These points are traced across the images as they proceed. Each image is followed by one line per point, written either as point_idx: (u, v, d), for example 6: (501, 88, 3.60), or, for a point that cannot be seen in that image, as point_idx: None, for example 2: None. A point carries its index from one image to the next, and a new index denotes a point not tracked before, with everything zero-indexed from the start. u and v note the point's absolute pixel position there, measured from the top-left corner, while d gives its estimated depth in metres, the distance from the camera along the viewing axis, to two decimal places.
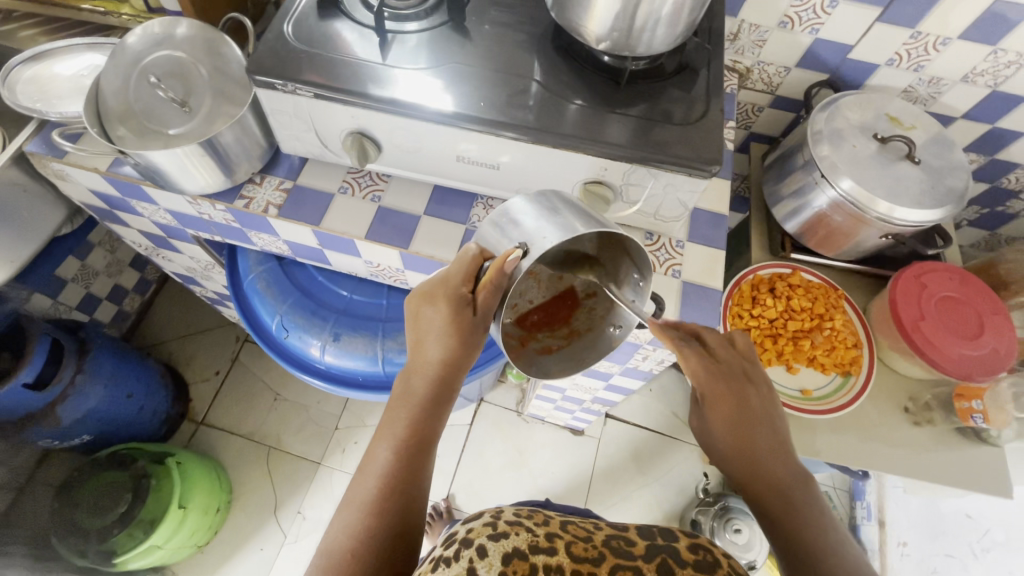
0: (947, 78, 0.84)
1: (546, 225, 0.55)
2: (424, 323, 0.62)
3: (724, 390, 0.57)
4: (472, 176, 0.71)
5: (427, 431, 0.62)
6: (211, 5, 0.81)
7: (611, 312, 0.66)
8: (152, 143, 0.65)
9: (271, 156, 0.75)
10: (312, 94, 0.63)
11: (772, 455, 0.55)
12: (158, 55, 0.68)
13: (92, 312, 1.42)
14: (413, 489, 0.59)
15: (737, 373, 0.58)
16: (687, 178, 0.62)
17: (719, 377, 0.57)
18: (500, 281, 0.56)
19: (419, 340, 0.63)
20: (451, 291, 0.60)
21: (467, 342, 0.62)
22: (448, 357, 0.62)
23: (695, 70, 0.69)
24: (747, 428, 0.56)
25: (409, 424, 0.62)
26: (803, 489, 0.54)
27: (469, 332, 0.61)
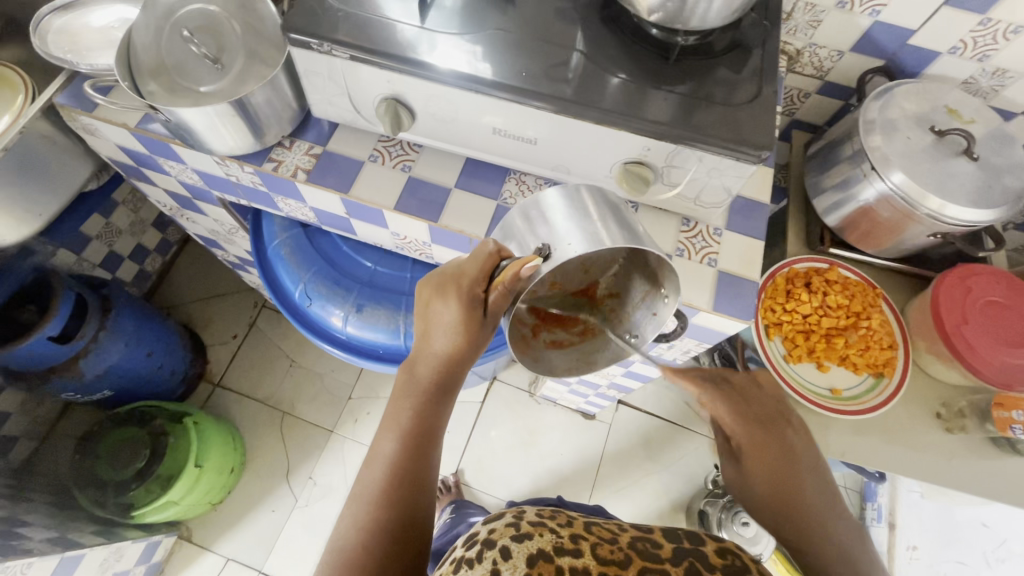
0: (1013, 69, 0.79)
1: (572, 230, 0.55)
2: (429, 318, 0.61)
3: (762, 438, 0.54)
4: (507, 150, 0.68)
5: (430, 424, 0.62)
6: None
7: (629, 318, 0.65)
8: (183, 100, 0.64)
9: (301, 119, 0.73)
10: (348, 56, 0.60)
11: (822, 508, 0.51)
12: (192, 8, 0.66)
13: (114, 270, 1.43)
14: (419, 479, 0.59)
15: (768, 417, 0.56)
16: (735, 162, 0.60)
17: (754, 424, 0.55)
18: (516, 285, 0.55)
19: (427, 332, 0.62)
20: (459, 285, 0.59)
21: (473, 337, 0.61)
22: (454, 349, 0.61)
23: (748, 49, 0.65)
24: (791, 474, 0.53)
25: (413, 415, 0.61)
26: (832, 514, 0.51)
27: (477, 329, 0.60)
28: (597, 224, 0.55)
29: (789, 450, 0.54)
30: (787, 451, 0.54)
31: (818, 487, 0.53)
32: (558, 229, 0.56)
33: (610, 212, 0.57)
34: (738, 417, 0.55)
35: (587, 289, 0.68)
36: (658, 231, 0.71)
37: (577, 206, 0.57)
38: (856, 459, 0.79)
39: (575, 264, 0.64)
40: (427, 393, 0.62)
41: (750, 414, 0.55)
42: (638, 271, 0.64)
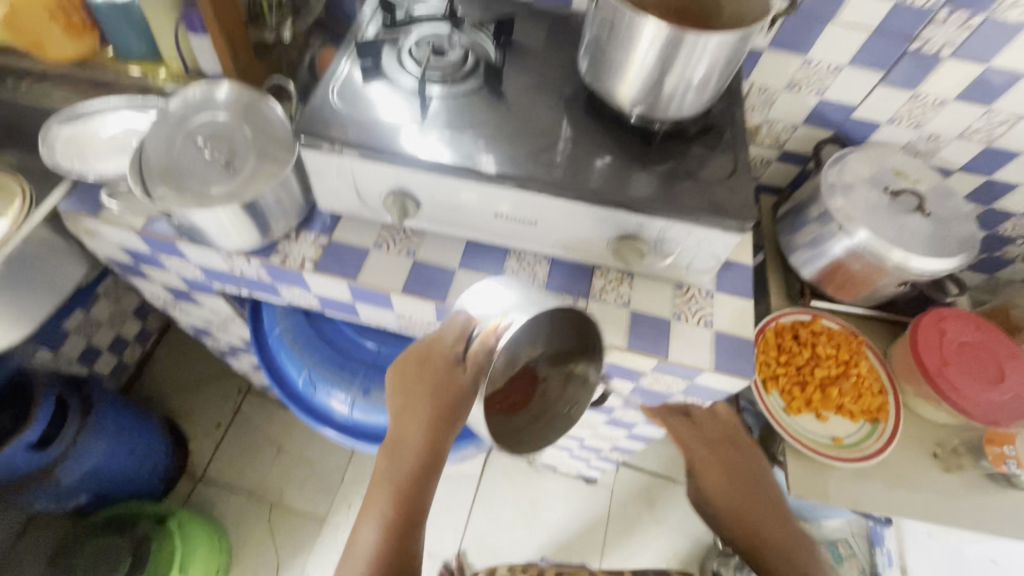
0: (945, 134, 0.90)
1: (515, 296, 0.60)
2: (414, 395, 0.63)
3: (714, 454, 0.78)
4: (508, 232, 0.72)
5: (414, 505, 0.62)
6: (252, 71, 0.79)
7: (564, 394, 0.67)
8: (190, 198, 0.65)
9: (306, 211, 0.76)
10: (358, 155, 0.64)
11: (773, 528, 0.70)
12: (205, 118, 0.70)
13: (91, 365, 1.38)
14: (403, 559, 0.60)
15: (722, 439, 0.80)
16: (721, 233, 0.64)
17: (713, 448, 0.79)
18: (486, 350, 0.58)
19: (408, 412, 0.63)
20: (434, 361, 0.62)
21: (452, 409, 0.62)
22: (437, 425, 0.62)
23: (718, 130, 0.73)
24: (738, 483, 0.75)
25: (397, 498, 0.62)
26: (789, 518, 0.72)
27: (457, 400, 0.61)
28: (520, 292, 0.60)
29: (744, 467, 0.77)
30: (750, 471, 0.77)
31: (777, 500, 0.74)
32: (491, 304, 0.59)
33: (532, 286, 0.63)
34: (698, 442, 0.79)
35: (514, 380, 0.68)
36: (655, 298, 0.75)
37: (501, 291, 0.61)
38: (864, 506, 0.80)
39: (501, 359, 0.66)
40: (410, 473, 0.62)
41: (708, 439, 0.79)
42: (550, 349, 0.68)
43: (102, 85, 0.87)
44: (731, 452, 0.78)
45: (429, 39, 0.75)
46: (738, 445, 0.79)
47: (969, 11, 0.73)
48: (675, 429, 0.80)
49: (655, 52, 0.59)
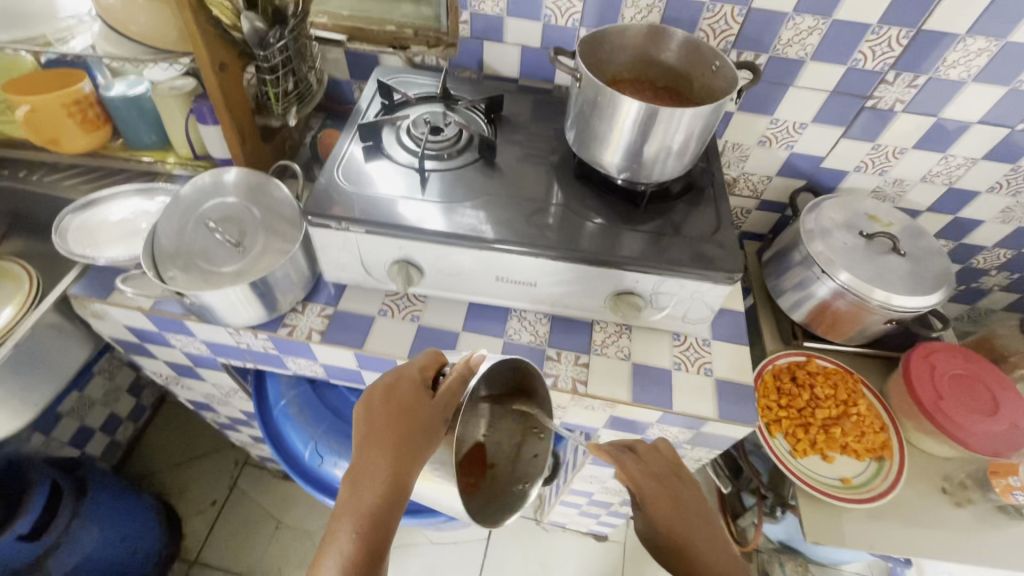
0: (909, 179, 0.96)
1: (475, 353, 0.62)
2: (377, 427, 0.54)
3: (658, 485, 0.58)
4: (509, 294, 0.75)
5: (377, 547, 0.49)
6: (259, 156, 0.84)
7: (515, 475, 0.63)
8: (204, 281, 0.68)
9: (313, 284, 0.78)
10: (364, 231, 0.68)
11: (710, 549, 0.53)
12: (216, 201, 0.74)
13: (83, 446, 1.34)
14: None
15: (667, 471, 0.61)
16: (713, 285, 0.68)
17: (655, 479, 0.59)
18: (463, 376, 0.57)
19: (373, 436, 0.54)
20: (405, 388, 0.57)
21: (425, 429, 0.54)
22: (406, 459, 0.52)
23: (700, 188, 0.78)
24: (683, 523, 0.55)
25: (355, 536, 0.49)
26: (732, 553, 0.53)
27: (430, 417, 0.55)
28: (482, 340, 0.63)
29: (690, 499, 0.58)
30: (673, 498, 0.57)
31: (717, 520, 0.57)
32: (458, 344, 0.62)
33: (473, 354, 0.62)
34: (648, 476, 0.59)
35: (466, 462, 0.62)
36: (655, 349, 0.77)
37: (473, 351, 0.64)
38: (882, 548, 0.80)
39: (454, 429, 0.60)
40: (374, 507, 0.50)
41: (651, 467, 0.60)
42: (498, 427, 0.65)
43: (111, 172, 0.91)
44: (677, 484, 0.59)
45: (427, 117, 0.80)
46: (683, 476, 0.61)
47: (913, 72, 0.80)
48: (621, 464, 0.60)
49: (635, 124, 0.64)
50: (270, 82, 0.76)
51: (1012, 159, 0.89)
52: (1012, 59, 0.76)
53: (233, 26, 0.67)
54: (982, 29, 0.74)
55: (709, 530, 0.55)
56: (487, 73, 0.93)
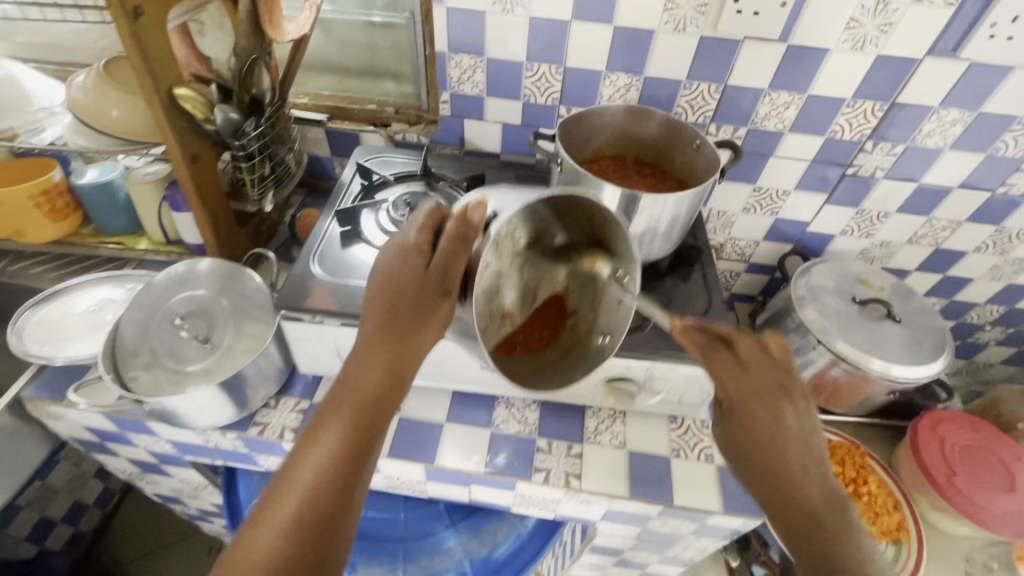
0: (895, 241, 0.95)
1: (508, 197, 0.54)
2: (376, 298, 0.51)
3: (760, 400, 0.49)
4: (495, 383, 0.71)
5: (367, 435, 0.48)
6: (235, 244, 0.81)
7: (598, 322, 0.59)
8: (165, 385, 0.64)
9: (286, 377, 0.74)
10: (339, 323, 0.64)
11: (804, 486, 0.47)
12: (182, 293, 0.70)
13: (42, 542, 1.24)
14: (334, 511, 0.44)
15: (776, 385, 0.50)
16: (708, 370, 0.65)
17: (758, 387, 0.50)
18: (462, 231, 0.51)
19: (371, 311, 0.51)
20: (413, 238, 0.53)
21: (417, 301, 0.50)
22: (401, 340, 0.50)
23: (689, 263, 0.75)
24: (776, 452, 0.48)
25: (346, 424, 0.48)
26: (840, 522, 0.46)
27: (422, 283, 0.51)
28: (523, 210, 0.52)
29: (795, 430, 0.49)
30: (774, 425, 0.49)
31: (824, 463, 0.49)
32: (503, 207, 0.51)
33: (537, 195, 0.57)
34: (740, 383, 0.50)
35: (537, 313, 0.58)
36: (650, 434, 0.73)
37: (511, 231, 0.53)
38: None
39: (519, 281, 0.55)
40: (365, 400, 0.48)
41: (749, 374, 0.51)
42: (579, 285, 0.60)
43: (80, 259, 0.88)
44: (781, 401, 0.50)
45: (407, 199, 0.78)
46: (797, 398, 0.50)
47: (889, 142, 0.81)
48: (712, 362, 0.52)
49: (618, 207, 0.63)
50: (246, 168, 0.75)
51: (995, 220, 0.89)
52: (986, 128, 0.77)
53: (206, 120, 0.66)
54: (954, 101, 0.75)
55: (805, 467, 0.48)
56: (468, 149, 0.93)
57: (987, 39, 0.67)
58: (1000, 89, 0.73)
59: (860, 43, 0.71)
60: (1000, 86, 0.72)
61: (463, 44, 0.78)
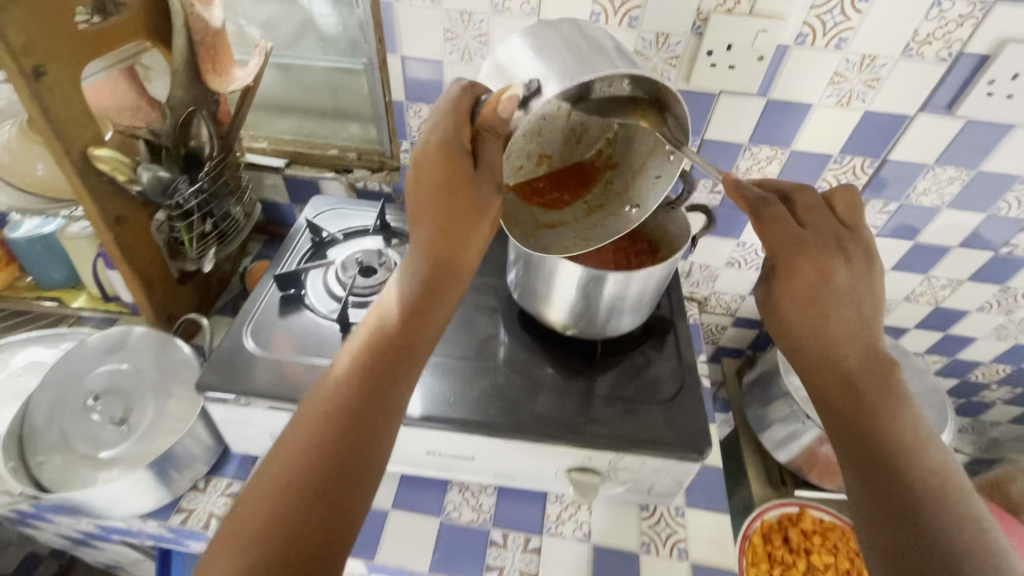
0: (891, 298, 0.89)
1: (547, 56, 0.48)
2: (417, 210, 0.50)
3: (812, 260, 0.47)
4: (444, 467, 0.65)
5: (414, 336, 0.47)
6: (176, 307, 0.75)
7: (626, 190, 0.61)
8: (72, 475, 0.58)
9: (219, 455, 0.67)
10: (267, 406, 0.58)
11: (858, 352, 0.45)
12: (102, 367, 0.65)
13: None
14: (380, 405, 0.43)
15: (831, 241, 0.48)
16: (678, 462, 0.58)
17: (808, 248, 0.47)
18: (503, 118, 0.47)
19: (423, 206, 0.49)
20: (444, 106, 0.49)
21: (466, 199, 0.48)
22: (439, 249, 0.49)
23: (660, 336, 0.71)
24: (826, 307, 0.46)
25: (396, 316, 0.47)
26: (889, 387, 0.44)
27: (470, 185, 0.48)
28: (570, 59, 0.47)
29: (841, 285, 0.46)
30: (820, 284, 0.47)
31: (873, 324, 0.47)
32: (544, 64, 0.47)
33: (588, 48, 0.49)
34: (789, 243, 0.48)
35: (571, 170, 0.64)
36: (617, 524, 0.66)
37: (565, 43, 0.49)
38: None
39: (562, 125, 0.60)
40: (417, 291, 0.48)
41: (805, 234, 0.48)
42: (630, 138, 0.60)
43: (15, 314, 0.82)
44: (839, 265, 0.47)
45: (360, 257, 0.73)
46: (851, 256, 0.48)
47: (881, 199, 0.75)
48: (768, 216, 0.50)
49: (578, 286, 0.58)
50: (183, 226, 0.69)
51: (999, 281, 0.82)
52: (987, 187, 0.71)
53: (130, 181, 0.61)
54: (951, 159, 0.69)
55: (865, 336, 0.46)
56: None
57: (984, 97, 0.62)
58: (999, 148, 0.67)
59: (846, 98, 0.65)
60: (1000, 144, 0.66)
61: (422, 94, 0.74)
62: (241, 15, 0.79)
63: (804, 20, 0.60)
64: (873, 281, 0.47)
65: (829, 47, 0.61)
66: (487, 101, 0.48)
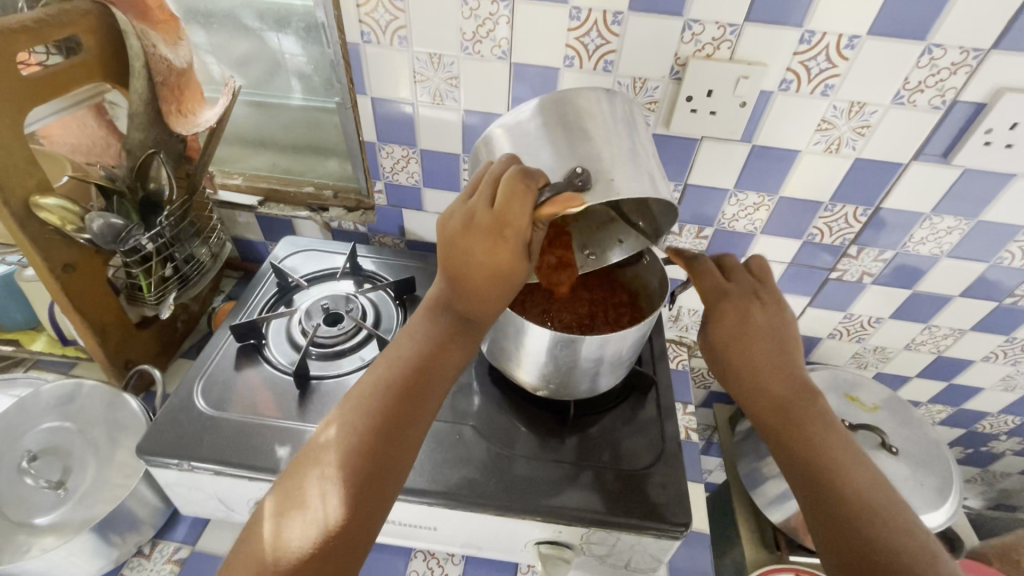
0: (891, 346, 0.84)
1: (594, 150, 0.44)
2: (453, 259, 0.46)
3: (733, 308, 0.54)
4: (405, 536, 0.60)
5: (432, 383, 0.47)
6: (134, 356, 0.72)
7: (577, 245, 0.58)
8: (3, 544, 0.53)
9: (168, 516, 0.63)
10: (211, 471, 0.54)
11: (786, 389, 0.51)
12: (42, 425, 0.61)
13: None
14: (393, 455, 0.44)
15: (749, 291, 0.55)
16: (655, 539, 0.54)
17: (731, 299, 0.54)
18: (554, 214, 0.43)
19: (462, 260, 0.46)
20: (510, 182, 0.42)
21: (505, 268, 0.45)
22: (474, 300, 0.48)
23: (640, 394, 0.67)
24: (755, 352, 0.53)
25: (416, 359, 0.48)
26: (814, 414, 0.51)
27: (515, 260, 0.45)
28: (617, 158, 0.44)
29: (762, 328, 0.53)
30: (742, 328, 0.53)
31: (791, 361, 0.53)
32: (581, 152, 0.44)
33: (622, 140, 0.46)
34: (715, 295, 0.55)
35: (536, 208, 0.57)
36: None
37: (595, 126, 0.46)
38: None
39: None
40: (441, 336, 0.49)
41: (728, 288, 0.55)
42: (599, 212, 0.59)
43: None
44: (757, 312, 0.54)
45: (325, 304, 0.70)
46: (766, 303, 0.54)
47: (877, 247, 0.71)
48: (698, 271, 0.57)
49: (546, 349, 0.54)
50: (139, 272, 0.66)
51: (1005, 331, 0.78)
52: (988, 237, 0.67)
53: (77, 230, 0.58)
54: (948, 209, 0.65)
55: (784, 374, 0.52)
56: (409, 239, 0.85)
57: (981, 146, 0.58)
58: (1000, 197, 0.63)
59: (835, 145, 0.62)
60: (1000, 195, 0.63)
61: (394, 135, 0.72)
62: (213, 53, 0.77)
63: (787, 67, 0.57)
64: (787, 326, 0.53)
65: (815, 93, 0.58)
66: (548, 194, 0.43)
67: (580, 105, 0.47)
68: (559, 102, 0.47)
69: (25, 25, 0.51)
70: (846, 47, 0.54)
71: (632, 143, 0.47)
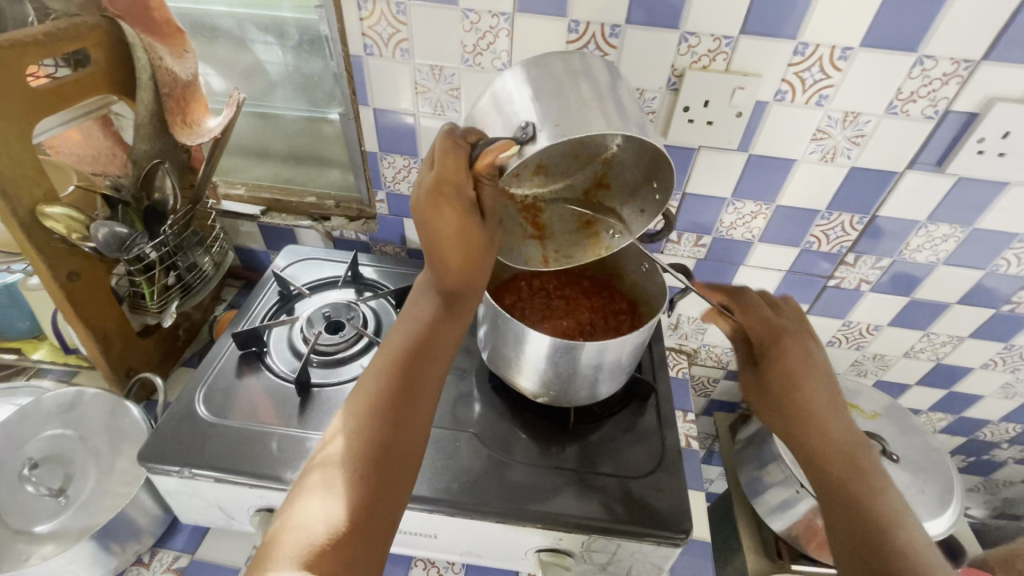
0: (890, 354, 0.84)
1: (547, 102, 0.42)
2: (425, 242, 0.48)
3: (782, 341, 0.56)
4: (406, 544, 0.60)
5: (421, 364, 0.48)
6: (134, 365, 0.72)
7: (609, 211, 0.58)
8: (1, 552, 0.52)
9: (167, 524, 0.63)
10: (213, 478, 0.54)
11: (827, 419, 0.53)
12: (43, 433, 0.62)
13: None
14: (396, 443, 0.44)
15: (795, 330, 0.57)
16: (656, 545, 0.54)
17: (779, 331, 0.57)
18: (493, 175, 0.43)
19: (431, 242, 0.48)
20: (443, 152, 0.43)
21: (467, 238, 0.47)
22: (451, 278, 0.50)
23: (640, 400, 0.67)
24: (796, 380, 0.54)
25: (406, 346, 0.49)
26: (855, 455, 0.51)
27: (475, 227, 0.47)
28: (572, 105, 0.41)
29: (814, 363, 0.55)
30: (795, 364, 0.55)
31: (836, 399, 0.54)
32: (539, 107, 0.42)
33: (582, 86, 0.43)
34: (762, 325, 0.58)
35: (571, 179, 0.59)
36: None
37: (565, 81, 0.43)
38: None
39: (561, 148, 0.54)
40: (428, 321, 0.50)
41: (777, 322, 0.58)
42: (626, 160, 0.54)
43: None
44: (803, 346, 0.56)
45: (326, 312, 0.71)
46: (813, 341, 0.57)
47: (874, 254, 0.71)
48: (747, 305, 0.60)
49: (545, 354, 0.54)
50: (143, 280, 0.67)
51: (1003, 338, 0.78)
52: (983, 244, 0.68)
53: (83, 239, 0.58)
54: (944, 217, 0.66)
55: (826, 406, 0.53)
56: (410, 247, 0.85)
57: (975, 154, 0.59)
58: (994, 206, 0.64)
59: (830, 153, 0.63)
60: (995, 203, 0.63)
61: (396, 145, 0.73)
62: (218, 66, 0.79)
63: (782, 78, 0.58)
64: (828, 365, 0.55)
65: (810, 103, 0.59)
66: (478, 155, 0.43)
67: (554, 61, 0.45)
68: (537, 62, 0.45)
69: (35, 39, 0.52)
70: (839, 58, 0.56)
71: (608, 96, 0.43)
